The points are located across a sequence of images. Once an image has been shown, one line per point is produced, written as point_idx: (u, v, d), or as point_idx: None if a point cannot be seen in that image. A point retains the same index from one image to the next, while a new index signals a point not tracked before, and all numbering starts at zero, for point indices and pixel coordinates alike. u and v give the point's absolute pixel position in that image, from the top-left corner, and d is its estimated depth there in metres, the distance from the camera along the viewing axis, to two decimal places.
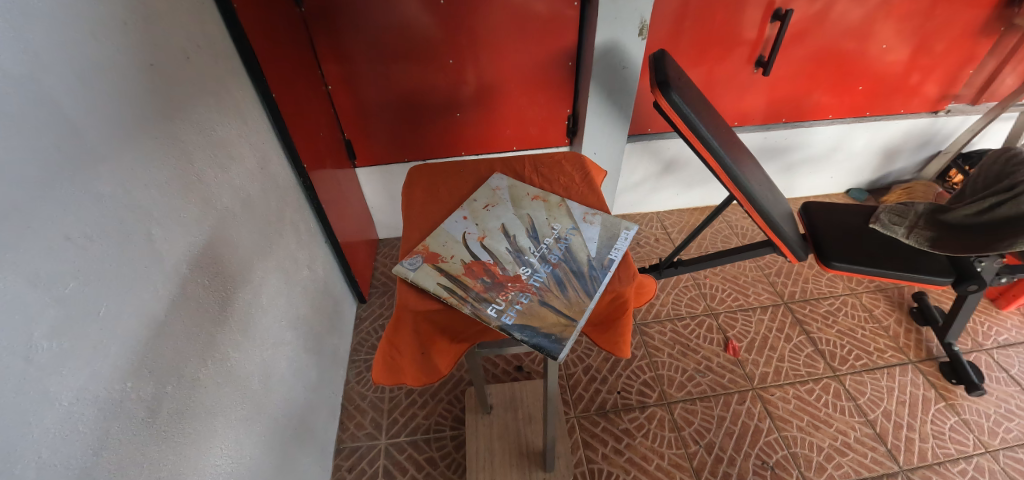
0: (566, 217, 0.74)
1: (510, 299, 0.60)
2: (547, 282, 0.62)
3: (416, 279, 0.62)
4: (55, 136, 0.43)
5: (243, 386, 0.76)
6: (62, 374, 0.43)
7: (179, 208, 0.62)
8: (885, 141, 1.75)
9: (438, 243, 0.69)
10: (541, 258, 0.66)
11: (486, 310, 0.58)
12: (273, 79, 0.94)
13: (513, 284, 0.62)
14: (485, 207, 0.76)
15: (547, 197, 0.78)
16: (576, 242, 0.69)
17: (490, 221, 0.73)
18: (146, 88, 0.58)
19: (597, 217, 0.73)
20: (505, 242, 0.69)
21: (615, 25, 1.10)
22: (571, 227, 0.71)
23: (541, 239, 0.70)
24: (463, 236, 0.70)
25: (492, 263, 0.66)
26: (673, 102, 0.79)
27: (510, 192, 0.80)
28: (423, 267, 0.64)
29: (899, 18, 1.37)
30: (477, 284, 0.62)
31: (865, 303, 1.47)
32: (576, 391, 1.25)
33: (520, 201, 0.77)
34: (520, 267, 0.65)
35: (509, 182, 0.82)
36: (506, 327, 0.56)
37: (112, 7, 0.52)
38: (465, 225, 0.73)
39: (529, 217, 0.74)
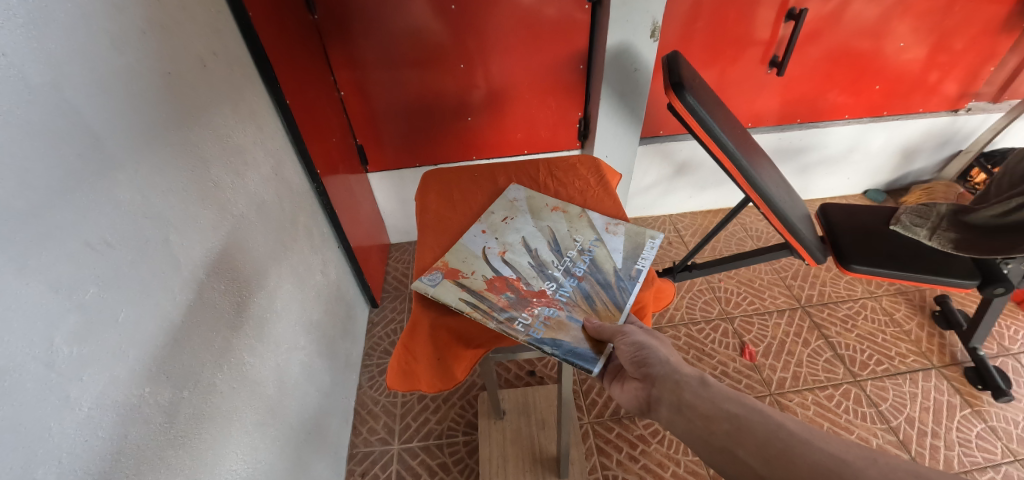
0: (589, 228, 0.73)
1: (536, 314, 0.59)
2: (573, 296, 0.61)
3: (437, 294, 0.62)
4: (76, 146, 0.44)
5: (258, 390, 0.76)
6: (83, 380, 0.43)
7: (196, 215, 0.63)
8: (904, 141, 1.71)
9: (457, 259, 0.68)
10: (565, 272, 0.65)
11: (513, 325, 0.57)
12: (287, 85, 0.95)
13: (539, 299, 0.61)
14: (504, 220, 0.75)
15: (567, 208, 0.77)
16: (600, 254, 0.68)
17: (510, 235, 0.72)
18: (165, 98, 0.59)
19: (621, 227, 0.73)
20: (528, 256, 0.68)
21: (627, 28, 1.09)
22: (595, 238, 0.71)
23: (564, 252, 0.69)
24: (483, 251, 0.70)
25: (514, 278, 0.65)
26: (688, 104, 0.78)
27: (529, 204, 0.79)
28: (444, 283, 0.64)
29: (917, 15, 1.34)
30: (500, 299, 0.61)
31: (885, 307, 1.43)
32: (589, 396, 1.24)
33: (540, 212, 0.77)
34: (545, 282, 0.64)
35: (527, 193, 0.81)
36: (535, 341, 0.55)
37: (132, 17, 0.53)
38: (484, 239, 0.72)
39: (550, 228, 0.73)
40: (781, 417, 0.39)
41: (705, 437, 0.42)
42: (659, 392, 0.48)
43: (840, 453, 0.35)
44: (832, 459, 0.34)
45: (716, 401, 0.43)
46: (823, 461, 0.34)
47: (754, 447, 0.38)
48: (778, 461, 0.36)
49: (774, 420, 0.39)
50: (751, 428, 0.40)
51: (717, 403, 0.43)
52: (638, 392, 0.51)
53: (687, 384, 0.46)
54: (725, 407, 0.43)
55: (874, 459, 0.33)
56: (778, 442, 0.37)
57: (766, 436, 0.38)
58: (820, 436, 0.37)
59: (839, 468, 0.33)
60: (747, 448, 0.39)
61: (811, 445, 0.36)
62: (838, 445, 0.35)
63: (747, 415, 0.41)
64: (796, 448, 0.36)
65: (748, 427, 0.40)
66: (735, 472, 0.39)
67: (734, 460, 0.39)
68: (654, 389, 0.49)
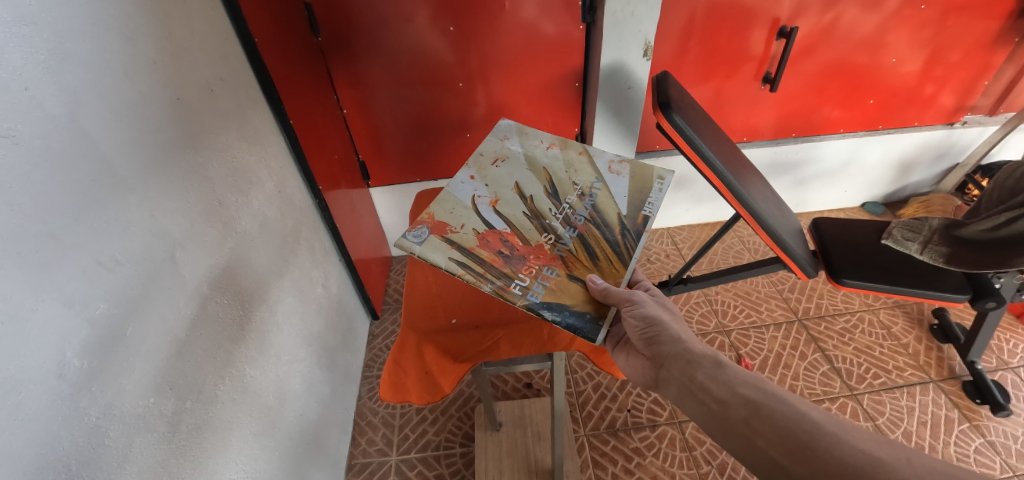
0: (589, 171, 0.76)
1: (535, 275, 0.61)
2: (574, 247, 0.65)
3: (423, 252, 0.62)
4: (90, 171, 0.47)
5: (259, 401, 0.78)
6: (92, 391, 0.46)
7: (201, 232, 0.66)
8: (901, 155, 1.72)
9: (444, 211, 0.69)
10: (565, 222, 0.68)
11: (510, 288, 0.59)
12: (291, 105, 0.99)
13: (537, 258, 0.63)
14: (495, 164, 0.78)
15: (564, 148, 0.80)
16: (602, 197, 0.71)
17: (503, 181, 0.74)
18: (174, 122, 0.62)
19: (623, 169, 0.76)
20: (523, 206, 0.70)
21: (620, 48, 1.13)
22: (596, 181, 0.74)
23: (564, 199, 0.72)
24: (472, 201, 0.71)
25: (508, 232, 0.66)
26: (675, 124, 0.80)
27: (523, 145, 0.82)
28: (429, 240, 0.64)
29: (910, 30, 1.36)
30: (494, 257, 0.62)
31: (883, 320, 1.43)
32: (586, 409, 1.25)
33: (535, 155, 0.79)
34: (542, 235, 0.66)
35: (520, 134, 0.84)
36: (534, 306, 0.57)
37: (144, 47, 0.57)
38: (474, 187, 0.73)
39: (547, 172, 0.76)
40: (805, 410, 0.42)
41: (720, 419, 0.47)
42: (671, 367, 0.55)
43: (871, 450, 0.37)
44: (864, 456, 0.36)
45: (733, 386, 0.48)
46: (858, 456, 0.37)
47: (773, 437, 0.41)
48: (802, 451, 0.39)
49: (799, 410, 0.43)
50: (772, 416, 0.43)
51: (734, 388, 0.48)
52: (650, 365, 0.59)
53: (700, 366, 0.53)
54: (742, 391, 0.48)
55: (908, 460, 0.35)
56: (803, 434, 0.40)
57: (789, 426, 0.42)
58: (848, 432, 0.39)
59: (871, 466, 0.35)
60: (765, 436, 0.42)
61: (839, 439, 0.39)
62: (870, 443, 0.37)
63: (767, 402, 0.45)
64: (822, 441, 0.39)
65: (770, 415, 0.43)
66: (751, 457, 0.43)
67: (752, 447, 0.43)
68: (666, 364, 0.56)
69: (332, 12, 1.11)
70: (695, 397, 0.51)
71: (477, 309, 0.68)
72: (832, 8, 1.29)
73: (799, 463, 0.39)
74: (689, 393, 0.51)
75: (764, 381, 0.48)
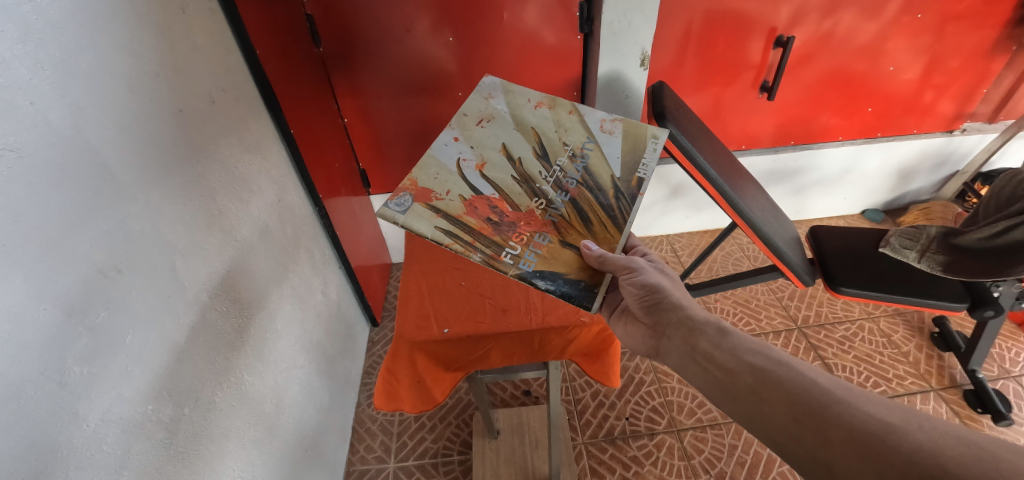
0: (581, 130, 0.76)
1: (525, 243, 0.63)
2: (565, 211, 0.67)
3: (408, 222, 0.63)
4: (93, 182, 0.48)
5: (257, 408, 0.79)
6: (91, 398, 0.47)
7: (201, 241, 0.67)
8: (900, 163, 1.73)
9: (428, 178, 0.70)
10: (557, 185, 0.69)
11: (502, 257, 0.62)
12: (292, 115, 1.01)
13: (529, 225, 0.65)
14: (479, 124, 0.77)
15: (552, 105, 0.80)
16: (594, 158, 0.72)
17: (489, 143, 0.75)
18: (176, 133, 0.63)
19: (615, 127, 0.76)
20: (511, 169, 0.72)
21: (617, 57, 1.14)
22: (588, 141, 0.75)
23: (554, 161, 0.73)
24: (458, 165, 0.72)
25: (497, 198, 0.68)
26: (670, 134, 0.81)
27: (508, 102, 0.81)
28: (413, 209, 0.65)
29: (907, 38, 1.37)
30: (481, 224, 0.65)
31: (883, 328, 1.42)
32: (584, 416, 1.25)
33: (522, 113, 0.79)
34: (533, 200, 0.68)
35: (504, 91, 0.82)
36: (526, 275, 0.60)
37: (147, 60, 0.58)
38: (458, 150, 0.74)
39: (535, 132, 0.76)
40: (812, 376, 0.44)
41: (726, 386, 0.49)
42: (673, 335, 0.57)
43: (881, 415, 0.38)
44: (875, 422, 0.38)
45: (739, 355, 0.50)
46: (869, 423, 0.38)
47: (780, 402, 0.43)
48: (813, 417, 0.41)
49: (807, 377, 0.44)
50: (782, 383, 0.45)
51: (741, 357, 0.50)
52: (650, 332, 0.61)
53: (704, 335, 0.55)
54: (748, 360, 0.49)
55: (919, 425, 0.37)
56: (813, 401, 0.42)
57: (798, 393, 0.43)
58: (858, 399, 0.40)
59: (883, 432, 0.37)
60: (772, 402, 0.44)
61: (849, 405, 0.40)
62: (878, 408, 0.39)
63: (773, 369, 0.47)
64: (831, 407, 0.41)
65: (777, 382, 0.45)
66: (757, 421, 0.44)
67: (759, 411, 0.44)
68: (668, 332, 0.58)
69: (334, 23, 1.13)
70: (698, 364, 0.53)
71: (469, 319, 0.68)
72: (829, 17, 1.30)
73: (806, 427, 0.40)
74: (692, 360, 0.54)
75: (767, 347, 0.50)
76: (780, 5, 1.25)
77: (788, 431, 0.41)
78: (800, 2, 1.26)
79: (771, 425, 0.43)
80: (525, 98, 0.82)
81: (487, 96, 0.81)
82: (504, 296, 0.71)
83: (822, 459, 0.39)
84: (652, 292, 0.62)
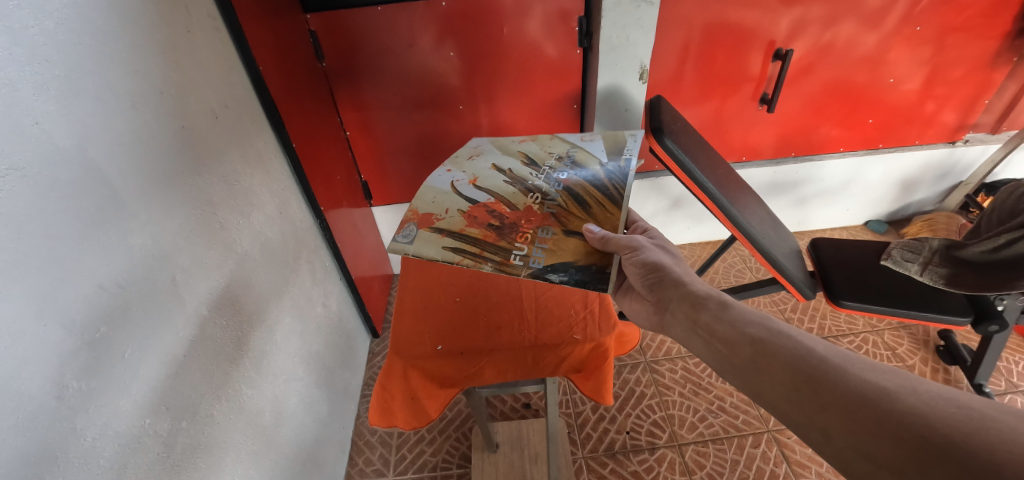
0: (564, 143, 0.83)
1: (531, 242, 0.64)
2: (563, 199, 0.70)
3: (417, 250, 0.63)
4: (95, 199, 0.49)
5: (255, 420, 0.79)
6: (90, 412, 0.47)
7: (202, 255, 0.68)
8: (902, 173, 1.72)
9: (426, 204, 0.71)
10: (550, 181, 0.74)
11: (511, 259, 0.61)
12: (294, 129, 1.02)
13: (530, 224, 0.66)
14: (468, 157, 0.82)
15: (534, 135, 0.87)
16: (580, 157, 0.78)
17: (479, 165, 0.79)
18: (179, 149, 0.64)
19: (596, 137, 0.83)
20: (503, 176, 0.75)
21: (615, 72, 1.15)
22: (572, 148, 0.81)
23: (544, 166, 0.78)
24: (453, 187, 0.74)
25: (494, 202, 0.70)
26: (667, 147, 0.83)
27: (492, 140, 0.87)
28: (419, 237, 0.65)
29: (907, 50, 1.37)
30: (484, 232, 0.66)
31: (887, 341, 1.41)
32: (584, 430, 1.24)
33: (507, 144, 0.85)
34: (530, 196, 0.71)
35: (488, 136, 0.89)
36: (539, 272, 0.60)
37: (152, 78, 0.60)
38: (452, 176, 0.77)
39: (522, 151, 0.82)
40: (810, 345, 0.44)
41: (730, 358, 0.49)
42: (676, 309, 0.58)
43: (877, 380, 0.38)
44: (871, 386, 0.38)
45: (741, 327, 0.50)
46: (864, 387, 0.38)
47: (779, 371, 0.43)
48: (810, 384, 0.41)
49: (806, 346, 0.44)
50: (779, 352, 0.45)
51: (743, 329, 0.50)
52: (655, 307, 0.62)
53: (706, 309, 0.55)
54: (749, 332, 0.49)
55: (915, 388, 0.36)
56: (810, 368, 0.42)
57: (796, 361, 0.43)
58: (855, 366, 0.40)
59: (879, 396, 0.37)
60: (771, 372, 0.44)
61: (847, 372, 0.40)
62: (875, 374, 0.39)
63: (772, 339, 0.47)
64: (828, 374, 0.41)
65: (776, 352, 0.45)
66: (757, 390, 0.44)
67: (758, 380, 0.45)
68: (671, 307, 0.59)
69: (337, 39, 1.16)
70: (701, 338, 0.54)
71: (462, 336, 0.69)
72: (828, 29, 1.31)
73: (804, 393, 0.40)
74: (694, 334, 0.54)
75: (769, 319, 0.50)
76: (778, 18, 1.26)
77: (786, 397, 0.41)
78: (798, 15, 1.27)
79: (769, 393, 0.43)
80: (509, 137, 0.89)
81: (472, 138, 0.88)
82: (499, 314, 0.72)
83: (820, 425, 0.39)
84: (654, 268, 0.63)
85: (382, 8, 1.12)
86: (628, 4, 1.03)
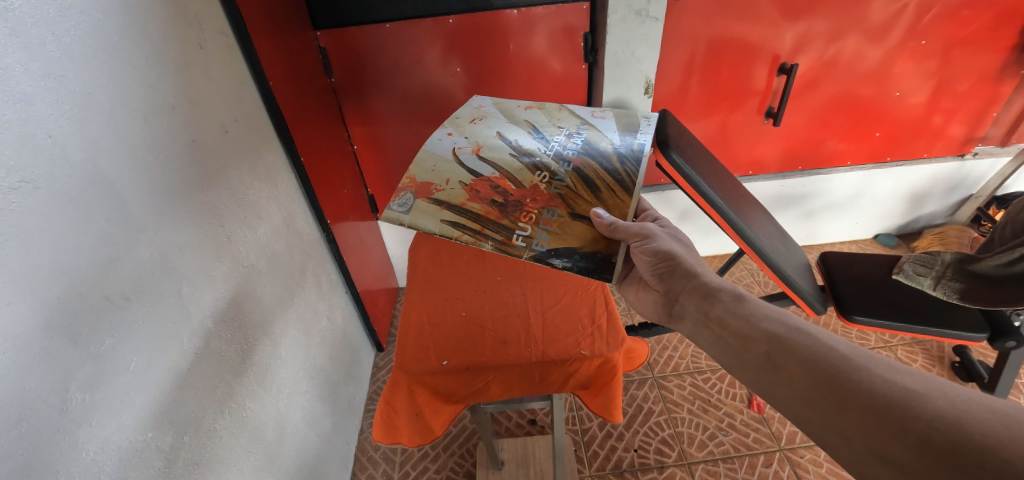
0: (573, 118, 0.82)
1: (534, 223, 0.64)
2: (570, 180, 0.70)
3: (414, 220, 0.65)
4: (105, 211, 0.50)
5: (257, 436, 0.77)
6: (91, 426, 0.47)
7: (210, 267, 0.68)
8: (911, 187, 1.71)
9: (425, 174, 0.71)
10: (557, 159, 0.73)
11: (513, 239, 0.63)
12: (302, 142, 1.03)
13: (534, 202, 0.67)
14: (471, 122, 0.82)
15: (541, 106, 0.86)
16: (591, 134, 0.77)
17: (482, 134, 0.79)
18: (188, 162, 0.65)
19: (607, 114, 0.82)
20: (508, 149, 0.75)
21: (621, 86, 1.16)
22: (582, 124, 0.80)
23: (552, 140, 0.77)
24: (454, 153, 0.74)
25: (498, 177, 0.70)
26: (673, 161, 0.84)
27: (496, 108, 0.86)
28: (416, 208, 0.66)
29: (912, 63, 1.37)
30: (484, 207, 0.66)
31: (901, 358, 1.39)
32: (591, 448, 1.22)
33: (512, 112, 0.84)
34: (535, 174, 0.70)
35: (492, 102, 0.88)
36: (540, 255, 0.61)
37: (163, 93, 0.61)
38: (453, 141, 0.77)
39: (528, 122, 0.82)
40: (830, 344, 0.43)
41: (744, 354, 0.48)
42: (687, 300, 0.58)
43: (905, 383, 0.37)
44: (897, 390, 0.37)
45: (756, 322, 0.49)
46: (891, 390, 0.37)
47: (798, 371, 0.42)
48: (830, 385, 0.40)
49: (826, 344, 0.43)
50: (797, 350, 0.44)
51: (758, 325, 0.49)
52: (665, 297, 0.63)
53: (719, 301, 0.55)
54: (765, 328, 0.48)
55: (944, 393, 0.35)
56: (831, 368, 0.41)
57: (816, 360, 0.42)
58: (880, 368, 0.39)
59: (905, 399, 0.36)
60: (789, 372, 0.43)
61: (869, 373, 0.39)
62: (903, 377, 0.37)
63: (790, 336, 0.46)
64: (851, 374, 0.39)
65: (793, 348, 0.44)
66: (774, 390, 0.44)
67: (774, 379, 0.44)
68: (681, 298, 0.59)
69: (346, 56, 1.18)
70: (712, 331, 0.53)
71: (467, 352, 0.68)
72: (833, 43, 1.31)
73: (823, 395, 0.39)
74: (706, 327, 0.54)
75: (786, 315, 0.49)
76: (782, 32, 1.27)
77: (802, 398, 0.41)
78: (802, 30, 1.28)
79: (785, 392, 0.42)
80: (515, 105, 0.88)
81: (478, 104, 0.87)
82: (504, 329, 0.72)
83: (838, 426, 0.38)
84: (665, 258, 0.63)
85: (390, 25, 1.14)
86: (633, 20, 1.04)
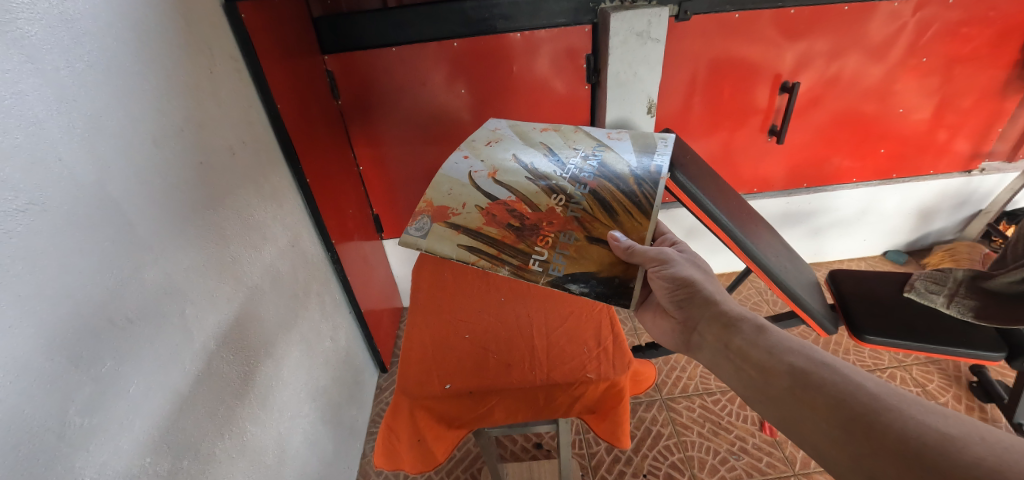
0: (590, 139, 0.83)
1: (552, 248, 0.64)
2: (587, 202, 0.69)
3: (431, 244, 0.65)
4: (111, 233, 0.50)
5: (257, 462, 0.76)
6: (89, 452, 0.46)
7: (214, 288, 0.68)
8: (919, 202, 1.70)
9: (441, 197, 0.71)
10: (574, 182, 0.73)
11: (531, 264, 0.63)
12: (309, 164, 1.04)
13: (552, 226, 0.67)
14: (487, 145, 0.83)
15: (557, 128, 0.87)
16: (608, 156, 0.77)
17: (497, 157, 0.79)
18: (195, 184, 0.65)
19: (623, 135, 0.82)
20: (524, 172, 0.75)
21: (625, 106, 1.18)
22: (598, 145, 0.80)
23: (568, 162, 0.77)
24: (470, 176, 0.74)
25: (514, 200, 0.70)
26: (678, 180, 0.85)
27: (512, 131, 0.87)
28: (433, 232, 0.66)
29: (914, 80, 1.38)
30: (501, 231, 0.66)
31: (917, 378, 1.35)
32: (599, 473, 1.18)
33: (528, 134, 0.85)
34: (552, 198, 0.70)
35: (508, 124, 0.89)
36: (558, 279, 0.61)
37: (173, 117, 0.62)
38: (469, 164, 0.77)
39: (544, 144, 0.82)
40: (858, 380, 0.42)
41: (766, 388, 0.47)
42: (708, 329, 0.57)
43: (938, 426, 0.36)
44: (932, 432, 0.35)
45: (780, 355, 0.48)
46: (927, 433, 0.35)
47: (824, 408, 0.41)
48: (858, 424, 0.38)
49: (854, 381, 0.42)
50: (823, 386, 0.43)
51: (782, 357, 0.48)
52: (684, 324, 0.61)
53: (739, 332, 0.53)
54: (789, 361, 0.47)
55: (982, 437, 0.34)
56: (858, 406, 0.39)
57: (843, 396, 0.41)
58: (911, 407, 0.38)
59: (939, 443, 0.34)
60: (814, 408, 0.42)
61: (902, 413, 0.37)
62: (935, 417, 0.36)
63: (815, 370, 0.45)
64: (881, 414, 0.38)
65: (818, 385, 0.43)
66: (798, 425, 0.42)
67: (798, 415, 0.43)
68: (701, 326, 0.58)
69: (355, 79, 1.20)
70: (730, 362, 0.52)
71: (471, 374, 0.67)
72: (833, 62, 1.32)
73: (854, 435, 0.38)
74: (725, 357, 0.53)
75: (810, 348, 0.48)
76: (783, 52, 1.29)
77: (827, 436, 0.40)
78: (802, 49, 1.29)
79: (809, 429, 0.41)
80: (530, 127, 0.89)
81: (494, 126, 0.88)
82: (508, 351, 0.71)
83: (867, 468, 0.36)
84: (684, 283, 0.62)
85: (397, 49, 1.17)
86: (635, 42, 1.07)
